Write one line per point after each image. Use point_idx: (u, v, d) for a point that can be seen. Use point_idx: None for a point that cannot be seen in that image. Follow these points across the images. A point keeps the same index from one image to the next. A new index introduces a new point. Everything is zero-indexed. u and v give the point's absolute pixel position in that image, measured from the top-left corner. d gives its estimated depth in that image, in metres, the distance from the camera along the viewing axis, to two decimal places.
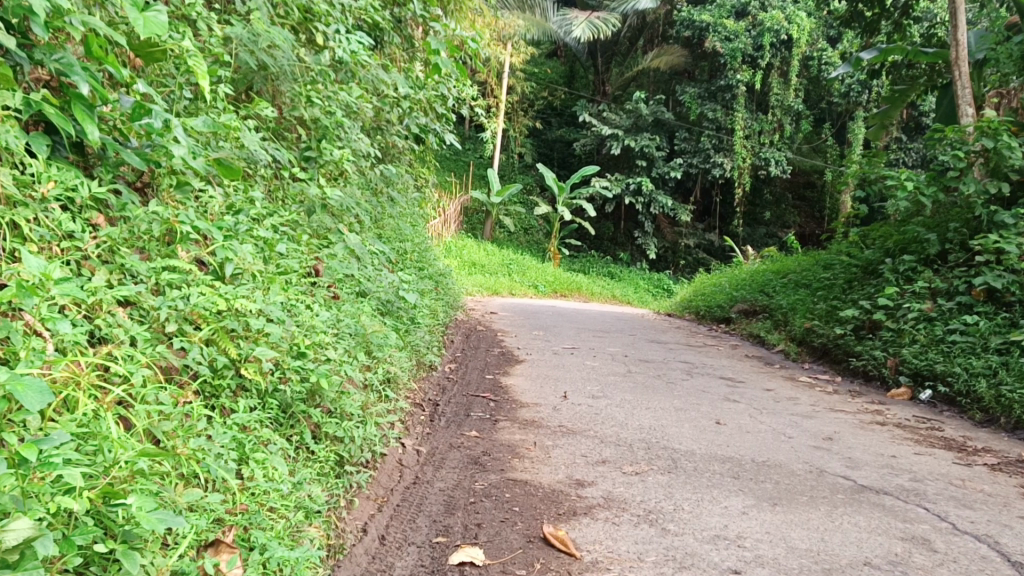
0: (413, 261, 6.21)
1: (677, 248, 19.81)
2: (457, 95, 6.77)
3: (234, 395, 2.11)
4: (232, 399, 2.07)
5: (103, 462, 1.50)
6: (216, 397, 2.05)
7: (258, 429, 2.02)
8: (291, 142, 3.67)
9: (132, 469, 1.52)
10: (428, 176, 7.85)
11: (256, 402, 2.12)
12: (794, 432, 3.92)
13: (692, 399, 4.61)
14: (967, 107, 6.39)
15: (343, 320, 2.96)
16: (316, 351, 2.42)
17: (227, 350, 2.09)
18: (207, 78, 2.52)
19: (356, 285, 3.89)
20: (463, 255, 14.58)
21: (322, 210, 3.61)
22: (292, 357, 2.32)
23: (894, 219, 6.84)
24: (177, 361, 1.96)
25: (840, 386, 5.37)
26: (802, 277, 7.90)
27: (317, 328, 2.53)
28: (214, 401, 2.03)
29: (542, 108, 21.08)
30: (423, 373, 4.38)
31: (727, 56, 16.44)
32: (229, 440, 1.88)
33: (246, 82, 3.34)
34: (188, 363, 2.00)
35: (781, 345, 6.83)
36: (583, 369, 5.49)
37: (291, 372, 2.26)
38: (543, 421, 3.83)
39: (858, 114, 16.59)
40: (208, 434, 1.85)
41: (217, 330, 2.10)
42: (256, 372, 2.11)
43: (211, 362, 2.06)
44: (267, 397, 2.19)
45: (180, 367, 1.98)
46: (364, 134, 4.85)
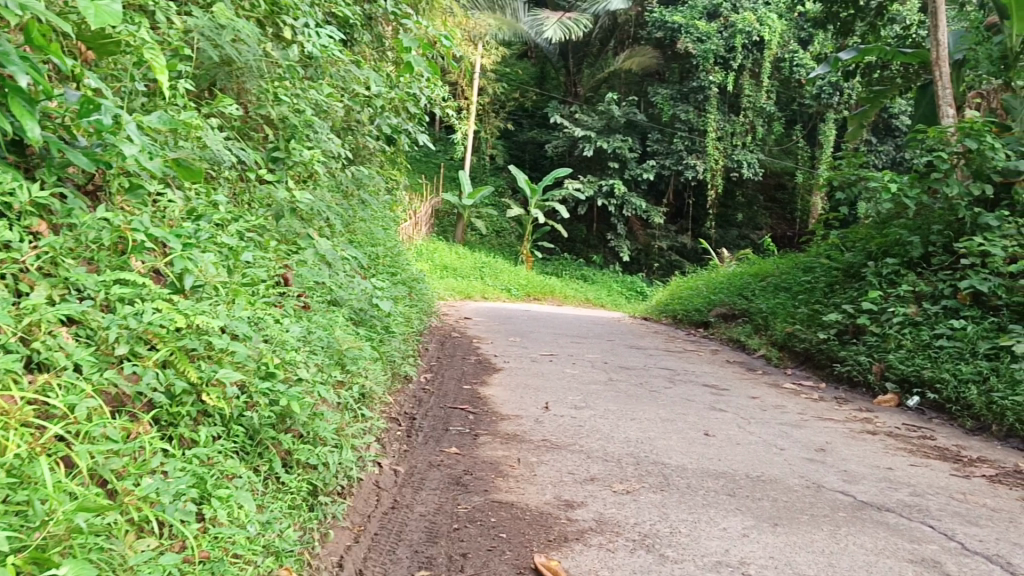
0: (385, 266, 6.03)
1: (650, 250, 19.75)
2: (430, 95, 6.60)
3: (194, 423, 1.92)
4: (192, 428, 1.88)
5: (34, 521, 1.34)
6: (173, 426, 1.86)
7: (221, 461, 1.84)
8: (257, 143, 3.48)
9: (69, 525, 1.36)
10: (400, 178, 7.67)
11: (219, 430, 1.94)
12: (785, 443, 3.78)
13: (678, 408, 4.47)
14: (947, 107, 6.31)
15: (315, 335, 2.77)
16: (286, 370, 2.23)
17: (186, 373, 1.90)
18: (165, 72, 2.34)
19: (326, 294, 3.70)
20: (434, 258, 14.39)
21: (292, 215, 3.42)
22: (260, 378, 2.13)
23: (874, 221, 6.77)
24: (129, 387, 1.77)
25: (825, 393, 5.26)
26: (781, 280, 7.81)
27: (287, 346, 2.34)
28: (171, 430, 1.85)
29: (514, 109, 20.95)
30: (399, 385, 4.19)
31: (699, 57, 16.40)
32: (188, 478, 1.70)
33: (209, 77, 3.17)
34: (141, 390, 1.81)
35: (762, 350, 6.72)
36: (562, 377, 5.33)
37: (259, 395, 2.07)
38: (525, 434, 3.66)
39: (828, 116, 16.63)
40: (163, 472, 1.66)
41: (175, 352, 1.91)
42: (219, 398, 1.92)
43: (168, 387, 1.87)
44: (232, 424, 2.00)
45: (132, 394, 1.79)
46: (333, 135, 4.65)
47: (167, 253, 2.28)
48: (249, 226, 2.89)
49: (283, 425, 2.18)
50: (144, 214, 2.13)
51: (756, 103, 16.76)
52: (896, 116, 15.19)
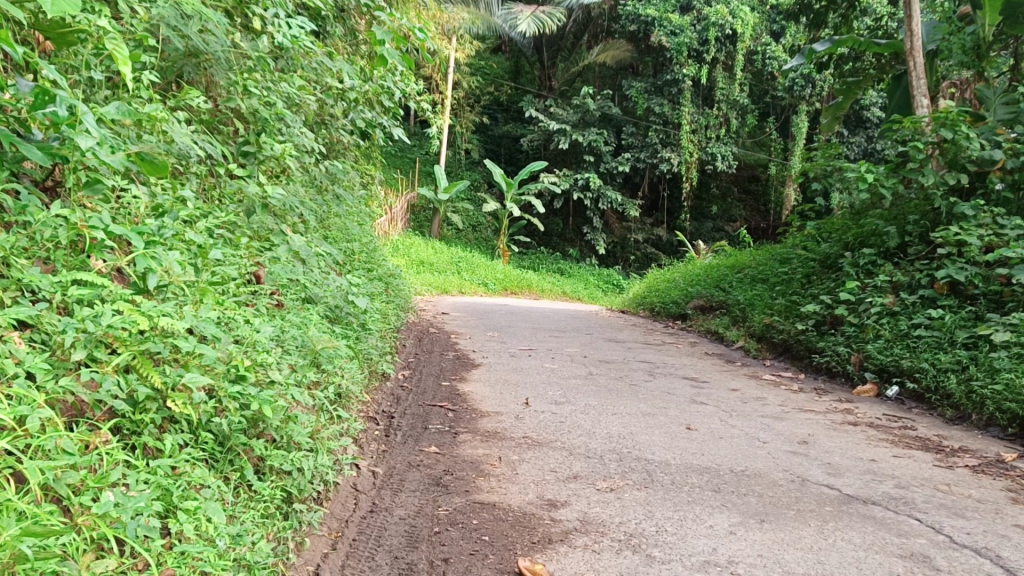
0: (361, 262, 5.93)
1: (626, 243, 19.76)
2: (404, 88, 6.50)
3: (159, 431, 1.84)
4: (156, 437, 1.80)
5: None
6: (136, 434, 1.78)
7: (188, 471, 1.75)
8: (226, 137, 3.37)
9: (16, 551, 1.28)
10: (376, 173, 7.58)
11: (186, 437, 1.85)
12: (767, 436, 3.74)
13: (659, 402, 4.42)
14: (921, 98, 6.30)
15: (287, 335, 2.68)
16: (258, 373, 2.15)
17: (149, 378, 1.81)
18: (127, 63, 2.24)
19: (298, 292, 3.61)
20: (410, 253, 14.28)
21: (263, 210, 3.33)
22: (230, 381, 2.05)
23: (851, 211, 6.77)
24: (87, 395, 1.68)
25: (804, 384, 5.24)
26: (758, 271, 7.80)
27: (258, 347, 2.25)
28: (135, 438, 1.76)
29: (488, 103, 20.84)
30: (376, 383, 4.11)
31: (673, 50, 16.39)
32: (152, 490, 1.61)
33: (176, 70, 3.08)
34: (101, 397, 1.72)
35: (740, 341, 6.71)
36: (542, 372, 5.28)
37: (229, 399, 1.98)
38: (506, 432, 3.60)
39: (801, 108, 16.69)
40: (125, 485, 1.58)
41: (137, 356, 1.82)
42: (185, 404, 1.83)
43: (131, 394, 1.78)
44: (200, 431, 1.92)
45: (91, 402, 1.70)
46: (306, 129, 4.54)
47: (130, 251, 2.19)
48: (217, 223, 2.79)
49: (254, 430, 2.10)
50: (104, 211, 2.03)
51: (730, 96, 16.78)
52: (868, 107, 15.27)
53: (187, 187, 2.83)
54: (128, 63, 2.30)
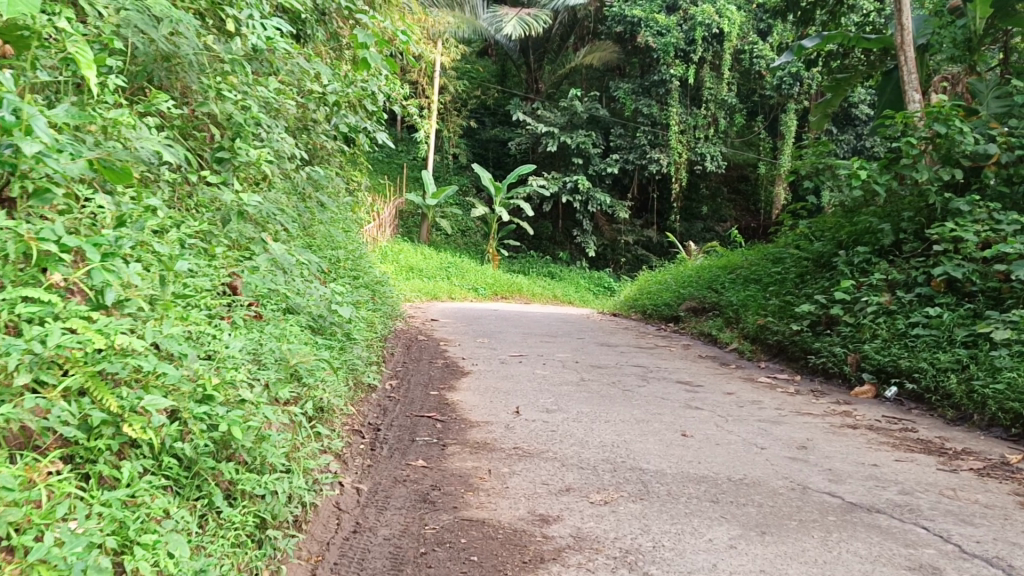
0: (347, 270, 5.81)
1: (616, 246, 19.67)
2: (388, 93, 6.39)
3: (116, 458, 1.73)
4: (113, 464, 1.69)
5: None
6: (90, 463, 1.67)
7: (147, 501, 1.64)
8: (199, 142, 3.25)
9: None
10: (361, 179, 7.47)
11: (148, 463, 1.74)
12: (765, 442, 3.64)
13: (653, 408, 4.32)
14: (913, 92, 6.29)
15: (260, 350, 2.56)
16: (226, 393, 2.04)
17: (104, 402, 1.70)
18: (90, 68, 2.14)
19: (276, 304, 3.49)
20: (399, 259, 14.15)
21: (240, 219, 3.21)
22: (196, 401, 1.94)
23: (843, 210, 6.69)
24: (33, 422, 1.57)
25: (801, 386, 5.15)
26: (751, 272, 7.72)
27: (226, 367, 2.14)
28: (90, 467, 1.65)
29: (476, 107, 20.75)
30: (362, 394, 4.00)
31: (660, 51, 16.33)
32: (104, 526, 1.50)
33: (145, 74, 2.96)
34: (49, 424, 1.61)
35: (734, 343, 6.61)
36: (532, 378, 5.17)
37: (194, 421, 1.88)
38: (495, 442, 3.49)
39: (789, 107, 16.65)
40: (74, 520, 1.47)
41: (91, 378, 1.71)
42: (144, 429, 1.72)
43: (84, 420, 1.68)
44: (164, 456, 1.81)
45: (39, 429, 1.60)
46: (286, 135, 4.42)
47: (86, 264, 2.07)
48: (188, 234, 2.68)
49: (223, 454, 1.99)
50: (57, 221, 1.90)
51: (718, 96, 16.72)
52: (856, 104, 15.25)
53: (157, 197, 2.72)
54: (93, 69, 2.21)
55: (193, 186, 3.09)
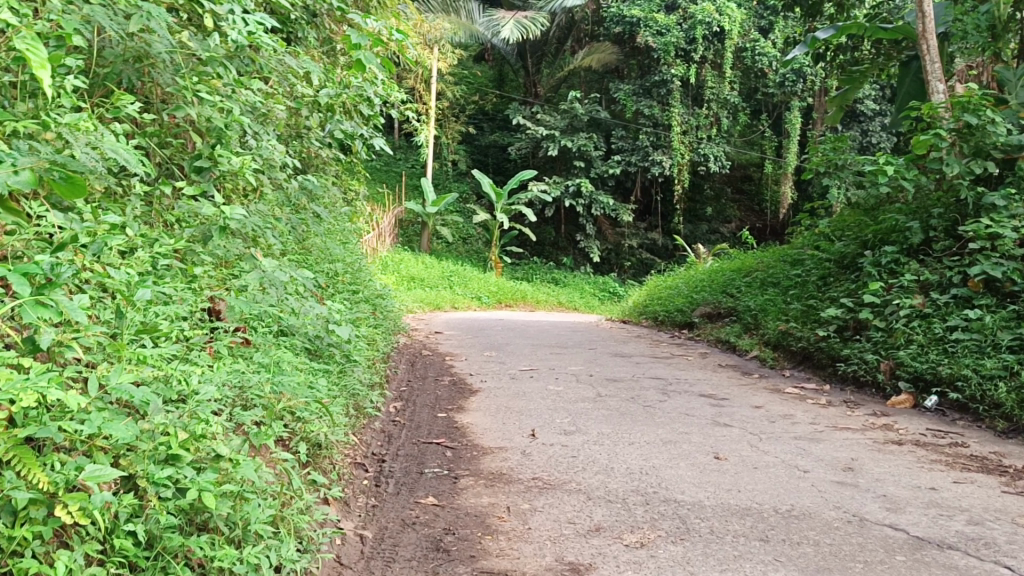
0: (346, 284, 5.53)
1: (620, 250, 19.34)
2: (384, 96, 6.12)
3: (49, 547, 1.45)
4: (44, 556, 1.42)
5: None
6: (15, 556, 1.40)
7: None
8: (177, 150, 2.93)
9: None
10: (359, 188, 7.20)
11: (90, 549, 1.46)
12: (807, 463, 3.32)
13: (679, 426, 4.01)
14: (937, 83, 5.98)
15: (239, 389, 2.26)
16: (193, 450, 1.75)
17: (35, 476, 1.44)
18: (43, 68, 1.83)
19: (260, 328, 3.17)
20: (401, 269, 13.85)
21: (226, 234, 2.91)
22: (160, 463, 1.68)
23: (865, 208, 6.40)
24: None
25: (833, 396, 4.83)
26: (767, 274, 7.41)
27: (193, 418, 1.84)
28: (12, 562, 1.37)
29: (474, 113, 20.52)
30: (365, 421, 3.68)
31: (660, 51, 16.05)
32: None
33: (113, 77, 2.69)
34: None
35: (755, 350, 6.28)
36: (546, 395, 4.86)
37: (154, 490, 1.61)
38: (512, 473, 3.18)
39: (793, 104, 16.23)
40: None
41: (18, 448, 1.45)
42: (81, 512, 1.45)
43: (8, 501, 1.41)
44: (114, 536, 1.53)
45: None
46: (276, 139, 4.12)
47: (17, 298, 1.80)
48: (157, 256, 2.39)
49: (194, 522, 1.69)
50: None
51: (720, 95, 16.42)
52: (861, 100, 14.93)
53: (123, 214, 2.43)
54: (47, 68, 1.91)
55: (167, 201, 2.78)
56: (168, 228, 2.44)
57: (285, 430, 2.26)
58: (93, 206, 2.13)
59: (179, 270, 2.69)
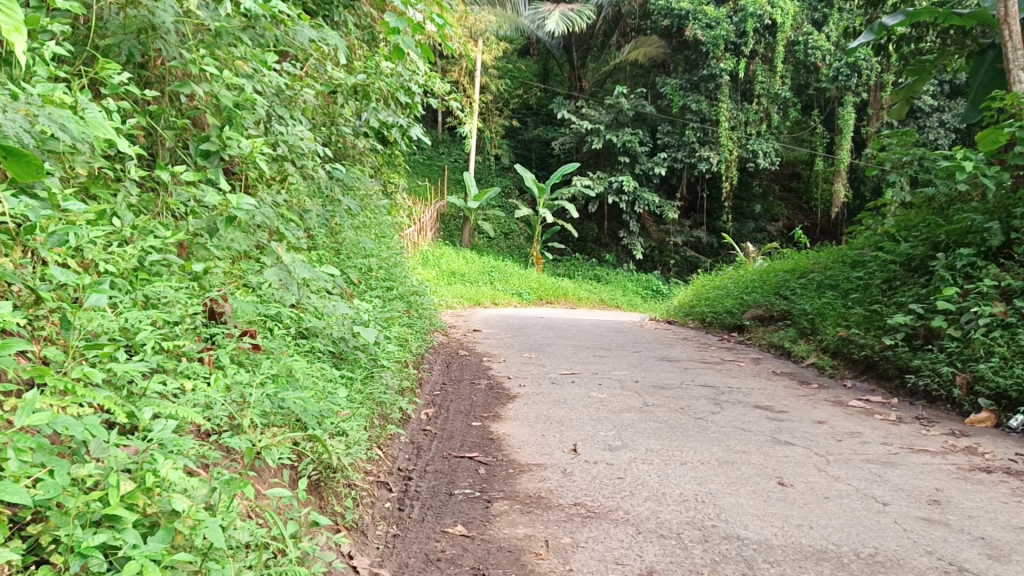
0: (379, 281, 5.24)
1: (664, 247, 18.84)
2: (424, 83, 5.87)
3: None
4: None
5: None
6: None
7: None
8: (186, 134, 2.66)
9: None
10: (398, 180, 6.96)
11: None
12: (884, 494, 2.93)
13: (736, 443, 3.65)
14: (1018, 71, 5.51)
15: (232, 406, 1.97)
16: (141, 504, 1.43)
17: None
18: (13, 32, 1.42)
19: (270, 331, 2.86)
20: (441, 264, 13.57)
21: (234, 226, 2.61)
22: (96, 527, 1.38)
23: (937, 206, 5.98)
24: None
25: (904, 412, 4.41)
26: (825, 276, 6.99)
27: (151, 460, 1.53)
28: None
29: (517, 107, 20.22)
30: (391, 432, 3.37)
31: (709, 44, 15.58)
32: None
33: (111, 50, 2.42)
34: None
35: (812, 358, 5.86)
36: (587, 403, 4.52)
37: (83, 562, 1.30)
38: (550, 497, 2.84)
39: (847, 99, 15.51)
40: None
41: None
42: None
43: None
44: None
45: None
46: (304, 125, 3.83)
47: None
48: (142, 255, 2.11)
49: None
50: None
51: (771, 89, 15.84)
52: (920, 96, 14.28)
53: (111, 204, 2.15)
54: (22, 31, 1.48)
55: (169, 191, 2.48)
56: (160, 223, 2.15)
57: (283, 455, 1.95)
58: (58, 190, 1.84)
59: (179, 269, 2.40)
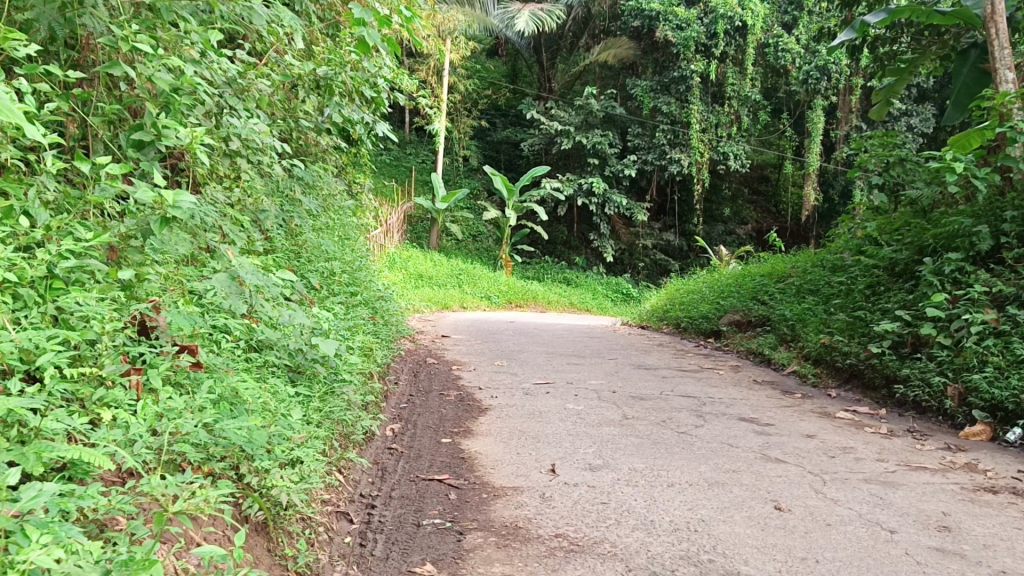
0: (342, 285, 4.94)
1: (634, 249, 18.69)
2: (391, 78, 5.59)
3: None
4: None
5: None
6: None
7: None
8: (118, 122, 2.37)
9: None
10: (363, 179, 6.67)
11: None
12: (890, 520, 2.70)
13: (725, 461, 3.41)
14: (1005, 71, 5.35)
15: (159, 439, 1.71)
16: None
17: None
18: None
19: (215, 345, 2.57)
20: (408, 266, 13.26)
21: (168, 230, 2.34)
22: None
23: (921, 210, 5.84)
24: None
25: (894, 424, 4.21)
26: (804, 281, 6.81)
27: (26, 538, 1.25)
28: None
29: (485, 107, 19.97)
30: (354, 454, 3.08)
31: (679, 46, 15.44)
32: None
33: (29, 24, 2.13)
34: None
35: (792, 366, 5.66)
36: (564, 415, 4.27)
37: None
38: (529, 527, 2.57)
39: (817, 103, 15.40)
40: None
41: None
42: None
43: None
44: None
45: None
46: (258, 118, 3.53)
47: None
48: (55, 263, 1.84)
49: None
50: None
51: (742, 92, 15.73)
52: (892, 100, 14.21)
53: (19, 204, 1.87)
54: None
55: (95, 186, 2.18)
56: (78, 226, 1.89)
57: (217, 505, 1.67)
58: None
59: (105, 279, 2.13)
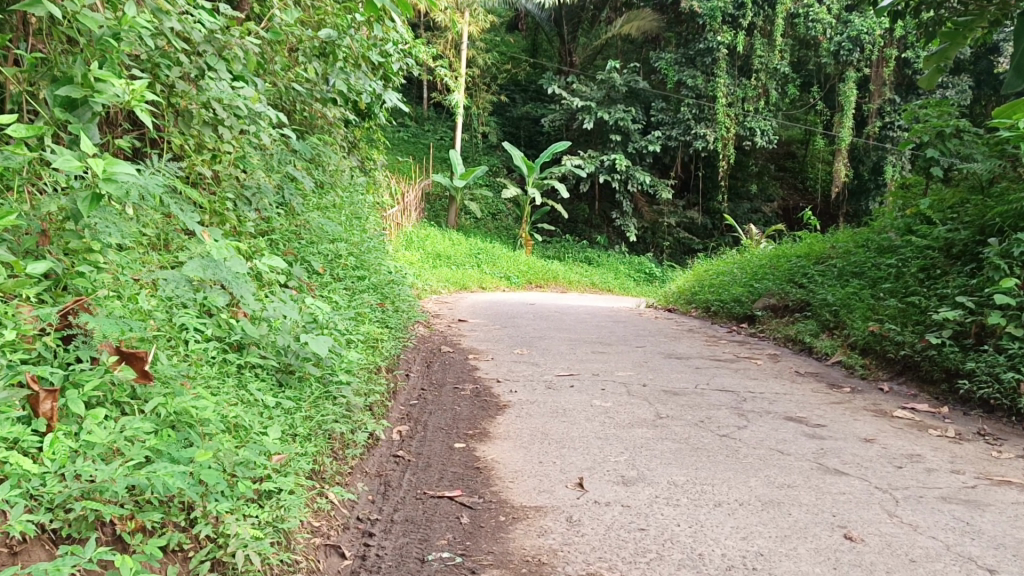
0: (349, 269, 4.52)
1: (657, 228, 18.15)
2: (401, 44, 5.15)
3: None
4: None
5: None
6: None
7: None
8: (52, 73, 2.14)
9: None
10: (374, 155, 6.29)
11: None
12: (985, 555, 2.26)
13: (778, 473, 2.98)
14: None
15: (66, 492, 1.55)
16: None
17: None
18: None
19: (172, 349, 2.21)
20: (426, 246, 12.85)
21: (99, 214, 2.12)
22: None
23: (982, 185, 5.37)
24: None
25: (962, 427, 3.75)
26: (846, 262, 6.34)
27: None
28: None
29: (506, 82, 19.46)
30: (350, 467, 2.67)
31: (705, 16, 14.86)
32: None
33: None
34: None
35: (837, 355, 5.19)
36: (588, 413, 3.87)
37: None
38: (554, 564, 2.15)
39: (850, 75, 14.59)
40: None
41: None
42: None
43: None
44: None
45: None
46: (244, 83, 3.12)
47: None
48: None
49: None
50: None
51: (770, 64, 15.03)
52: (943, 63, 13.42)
53: None
54: None
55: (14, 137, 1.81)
56: None
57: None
58: None
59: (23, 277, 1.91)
